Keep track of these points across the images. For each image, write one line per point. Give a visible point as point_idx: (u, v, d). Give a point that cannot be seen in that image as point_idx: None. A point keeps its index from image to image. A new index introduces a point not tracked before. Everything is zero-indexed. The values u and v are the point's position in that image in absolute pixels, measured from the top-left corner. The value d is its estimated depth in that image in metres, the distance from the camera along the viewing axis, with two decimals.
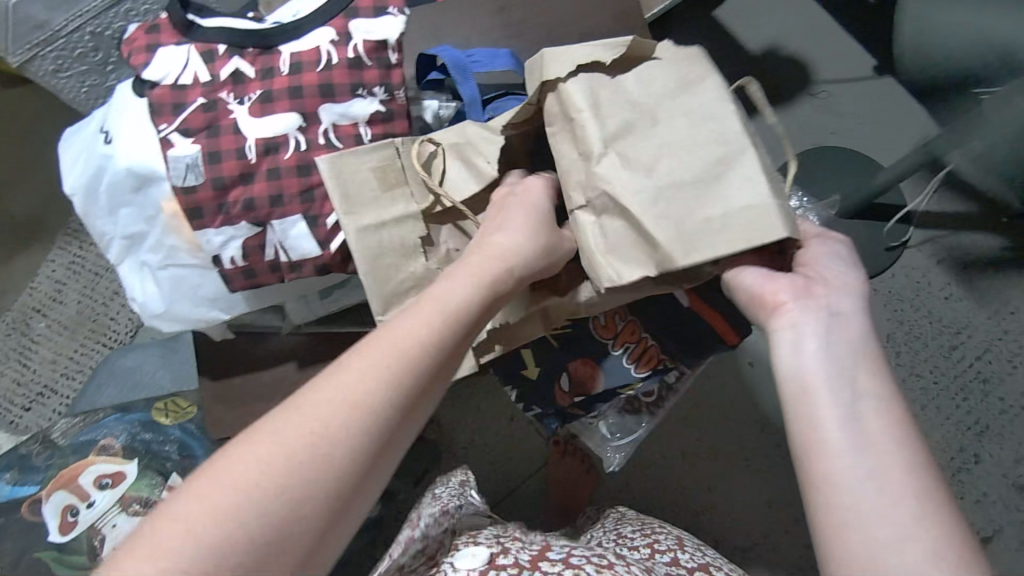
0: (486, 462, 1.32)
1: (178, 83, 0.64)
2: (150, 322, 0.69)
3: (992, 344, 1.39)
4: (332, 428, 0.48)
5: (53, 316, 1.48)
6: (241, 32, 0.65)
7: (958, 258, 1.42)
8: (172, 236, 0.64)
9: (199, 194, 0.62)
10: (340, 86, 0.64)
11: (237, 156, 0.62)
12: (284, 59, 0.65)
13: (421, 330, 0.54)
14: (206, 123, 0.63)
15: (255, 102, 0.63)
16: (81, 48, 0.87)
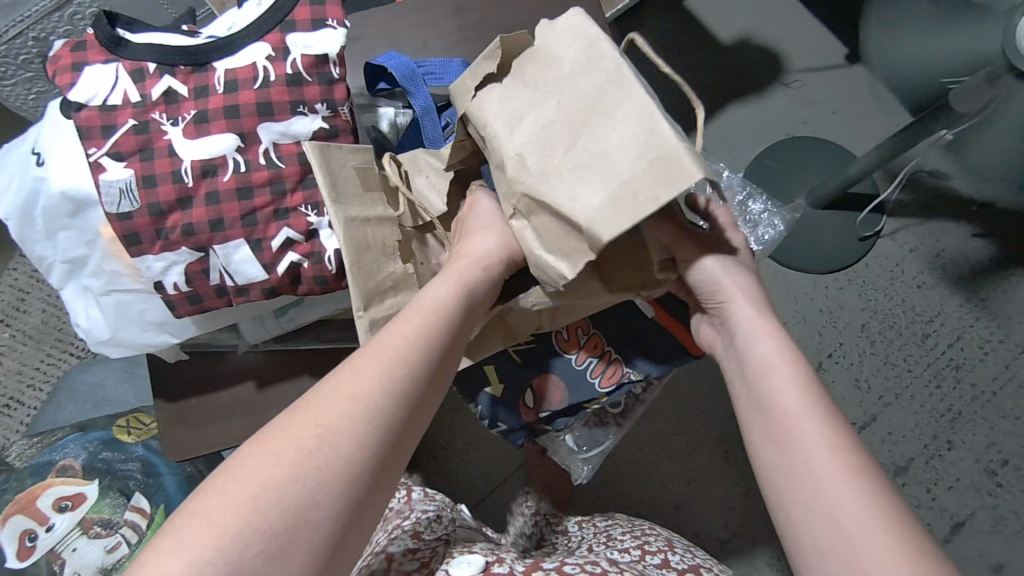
0: (465, 464, 1.32)
1: (106, 104, 0.61)
2: (97, 349, 0.68)
3: (963, 332, 1.41)
4: (343, 424, 0.47)
5: (16, 325, 1.44)
6: (170, 50, 0.62)
7: (932, 245, 1.44)
8: (113, 262, 0.63)
9: (136, 221, 0.60)
10: (279, 105, 0.62)
11: (175, 181, 0.60)
12: (219, 76, 0.62)
13: (410, 330, 0.54)
14: (139, 146, 0.60)
15: (189, 123, 0.61)
16: (25, 54, 0.84)
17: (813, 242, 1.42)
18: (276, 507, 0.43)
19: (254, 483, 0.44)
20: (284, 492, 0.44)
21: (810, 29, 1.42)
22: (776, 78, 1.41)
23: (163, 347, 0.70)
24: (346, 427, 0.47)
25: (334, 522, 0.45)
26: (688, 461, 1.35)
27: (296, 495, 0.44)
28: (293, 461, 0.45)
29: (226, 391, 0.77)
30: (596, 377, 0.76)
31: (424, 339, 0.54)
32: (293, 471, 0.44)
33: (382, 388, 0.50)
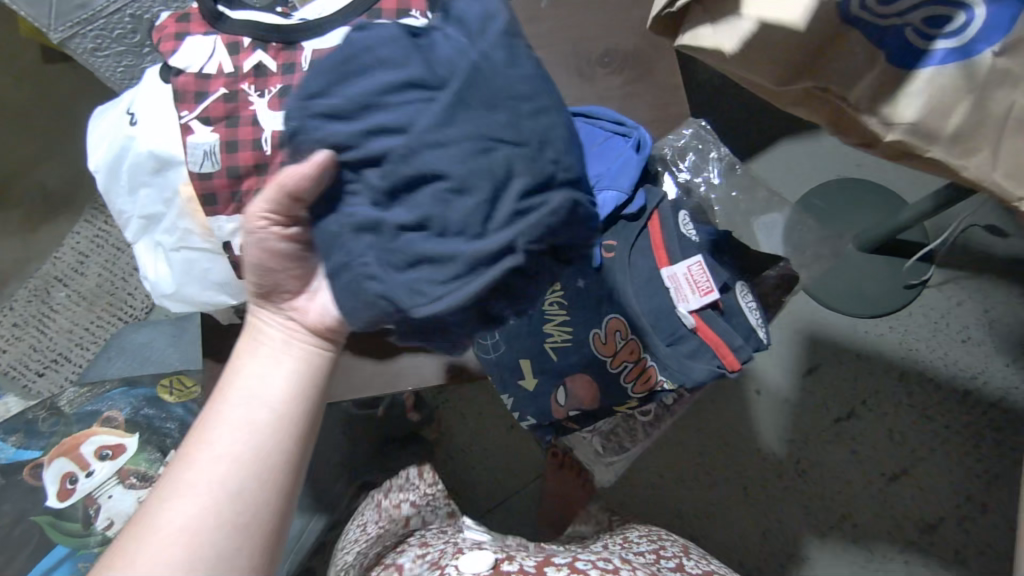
0: (483, 466, 1.35)
1: (201, 72, 0.65)
2: (160, 302, 0.72)
3: (1010, 390, 1.36)
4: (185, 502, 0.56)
5: (73, 285, 1.52)
6: (264, 26, 0.66)
7: (983, 295, 1.40)
8: (186, 220, 0.66)
9: (215, 181, 0.64)
10: None
11: (253, 148, 0.63)
12: (305, 56, 0.65)
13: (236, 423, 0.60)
14: (226, 114, 0.64)
15: (273, 96, 0.64)
16: (121, 30, 0.92)
17: (857, 285, 1.40)
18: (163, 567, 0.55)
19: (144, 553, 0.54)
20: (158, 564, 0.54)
21: None
22: None
23: (222, 308, 0.73)
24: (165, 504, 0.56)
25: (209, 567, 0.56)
26: (709, 490, 1.35)
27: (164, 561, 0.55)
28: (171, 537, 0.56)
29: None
30: (629, 382, 0.77)
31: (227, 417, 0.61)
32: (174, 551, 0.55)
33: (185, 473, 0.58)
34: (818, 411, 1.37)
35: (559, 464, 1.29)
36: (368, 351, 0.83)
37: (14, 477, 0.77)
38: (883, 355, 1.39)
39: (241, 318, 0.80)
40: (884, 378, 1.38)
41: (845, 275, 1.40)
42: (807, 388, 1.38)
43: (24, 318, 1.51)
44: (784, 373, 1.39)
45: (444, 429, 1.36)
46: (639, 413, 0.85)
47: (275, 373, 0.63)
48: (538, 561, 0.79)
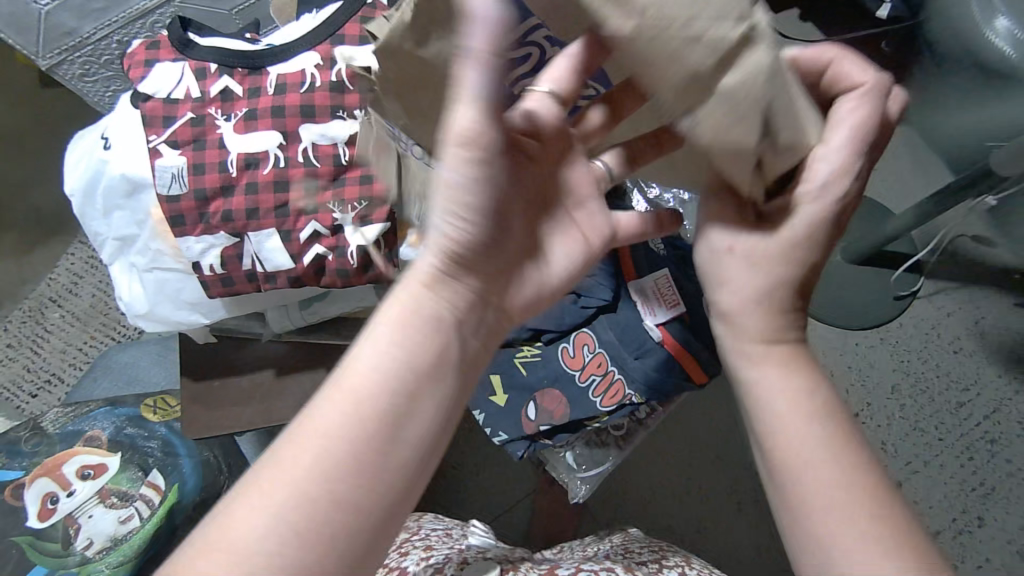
0: (475, 483, 1.36)
1: (169, 98, 0.66)
2: (134, 321, 0.73)
3: (1002, 402, 1.36)
4: (335, 476, 0.47)
5: (67, 306, 1.54)
6: (230, 52, 0.68)
7: (972, 307, 1.41)
8: (158, 242, 0.67)
9: (183, 204, 0.65)
10: (322, 108, 0.66)
11: (219, 170, 0.65)
12: (270, 80, 0.67)
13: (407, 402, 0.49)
14: (193, 137, 0.66)
15: (240, 120, 0.66)
16: (107, 56, 0.94)
17: (847, 298, 1.40)
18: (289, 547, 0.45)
19: (272, 519, 0.45)
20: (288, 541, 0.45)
21: None
22: None
23: (195, 328, 0.74)
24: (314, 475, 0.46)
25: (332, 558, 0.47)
26: (702, 505, 1.35)
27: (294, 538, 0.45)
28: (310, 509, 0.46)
29: (250, 377, 0.82)
30: (596, 396, 0.78)
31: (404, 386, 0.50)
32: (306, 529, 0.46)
33: (350, 448, 0.47)
34: None
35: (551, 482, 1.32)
36: None
37: None
38: (874, 367, 1.39)
39: (217, 337, 0.81)
40: (878, 391, 1.37)
41: (834, 288, 1.40)
42: None
43: (19, 339, 1.52)
44: None
45: None
46: (611, 426, 0.85)
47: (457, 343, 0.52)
48: (543, 572, 0.82)
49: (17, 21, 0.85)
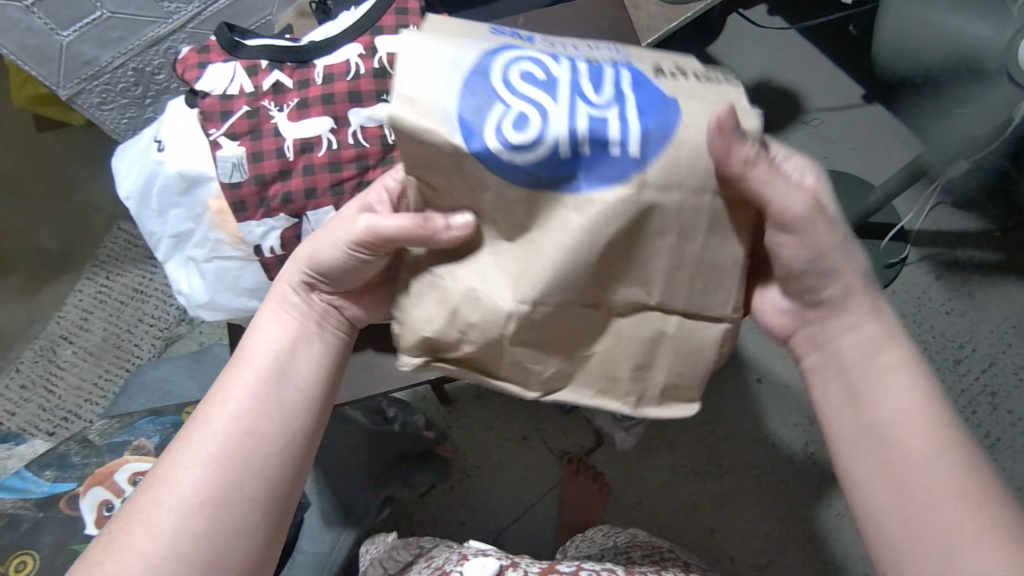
0: (501, 479, 1.39)
1: (225, 93, 0.72)
2: (195, 312, 0.79)
3: (997, 355, 1.43)
4: (236, 469, 0.60)
5: (79, 342, 1.55)
6: (280, 49, 0.73)
7: (960, 267, 1.48)
8: (217, 232, 0.74)
9: (243, 189, 0.72)
10: (366, 92, 0.71)
11: (277, 156, 0.71)
12: (318, 71, 0.72)
13: (283, 405, 0.64)
14: (250, 128, 0.72)
15: (292, 109, 0.71)
16: (124, 83, 0.99)
17: None
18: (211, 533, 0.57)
19: (187, 510, 0.57)
20: (208, 527, 0.57)
21: (829, 73, 1.58)
22: (795, 117, 1.56)
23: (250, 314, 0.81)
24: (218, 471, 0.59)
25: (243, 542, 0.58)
26: (723, 480, 1.38)
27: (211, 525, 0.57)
28: (222, 497, 0.58)
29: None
30: None
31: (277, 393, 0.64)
32: (221, 513, 0.58)
33: (244, 449, 0.60)
34: None
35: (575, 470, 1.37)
36: (388, 347, 0.88)
37: (50, 511, 0.77)
38: None
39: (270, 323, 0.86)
40: None
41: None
42: None
43: (33, 379, 1.52)
44: (780, 358, 1.44)
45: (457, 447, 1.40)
46: None
47: (313, 354, 0.69)
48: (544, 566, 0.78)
49: (41, 56, 0.89)
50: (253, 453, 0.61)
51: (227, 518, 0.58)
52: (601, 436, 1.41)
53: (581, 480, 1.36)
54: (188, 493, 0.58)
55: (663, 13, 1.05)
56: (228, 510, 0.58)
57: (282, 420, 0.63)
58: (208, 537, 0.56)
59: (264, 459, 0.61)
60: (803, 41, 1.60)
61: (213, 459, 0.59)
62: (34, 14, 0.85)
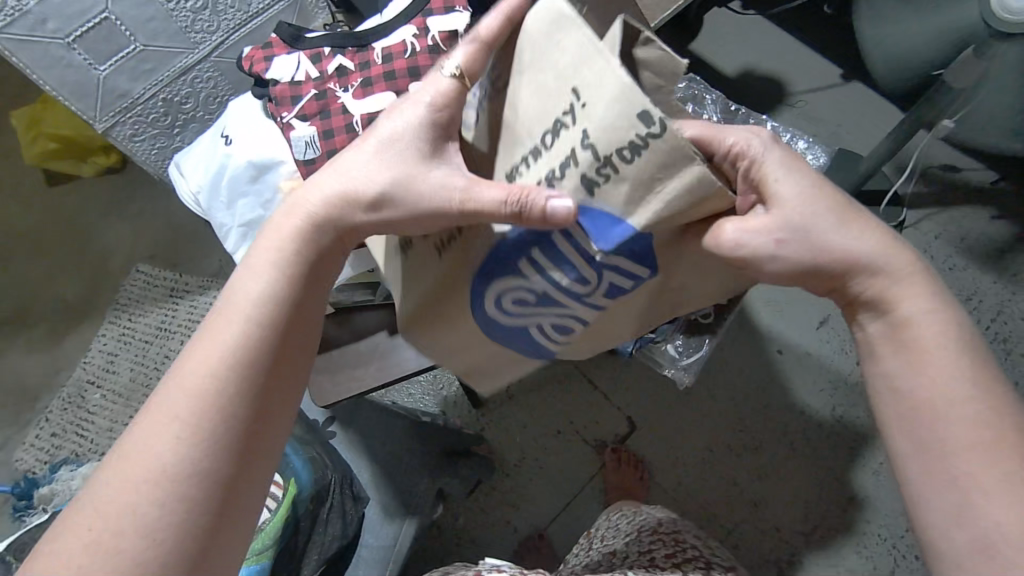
0: (543, 472, 1.40)
1: (294, 82, 0.76)
2: None
3: (1004, 304, 1.48)
4: (221, 391, 0.53)
5: (107, 385, 1.55)
6: (340, 35, 0.76)
7: (957, 224, 1.54)
8: (289, 211, 0.75)
9: (318, 163, 0.73)
10: (425, 66, 0.73)
11: (348, 131, 0.72)
12: (377, 53, 0.74)
13: (262, 315, 0.56)
14: (320, 109, 0.74)
15: (357, 88, 0.73)
16: (156, 114, 1.05)
17: None
18: (199, 464, 0.50)
19: (163, 446, 0.50)
20: (196, 456, 0.50)
21: (808, 58, 1.67)
22: (781, 100, 1.64)
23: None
24: (202, 399, 0.52)
25: (243, 465, 0.53)
26: (758, 453, 1.40)
27: (201, 456, 0.51)
28: (209, 424, 0.52)
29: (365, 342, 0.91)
30: None
31: (256, 307, 0.56)
32: (211, 439, 0.51)
33: (230, 371, 0.54)
34: (840, 357, 1.45)
35: (620, 459, 1.39)
36: None
37: None
38: None
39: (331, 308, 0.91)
40: None
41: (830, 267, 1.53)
42: (824, 339, 1.47)
43: (63, 426, 1.52)
44: (798, 328, 1.48)
45: (494, 447, 1.41)
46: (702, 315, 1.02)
47: (285, 251, 0.59)
48: None
49: (80, 89, 0.95)
50: (229, 411, 0.53)
51: (212, 445, 0.51)
52: (633, 422, 1.43)
53: (623, 466, 1.38)
54: (154, 452, 0.50)
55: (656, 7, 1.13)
56: (195, 471, 0.50)
57: (263, 335, 0.56)
58: (203, 472, 0.50)
59: (243, 421, 0.53)
60: (780, 31, 1.70)
61: (186, 412, 0.51)
62: (75, 51, 0.91)
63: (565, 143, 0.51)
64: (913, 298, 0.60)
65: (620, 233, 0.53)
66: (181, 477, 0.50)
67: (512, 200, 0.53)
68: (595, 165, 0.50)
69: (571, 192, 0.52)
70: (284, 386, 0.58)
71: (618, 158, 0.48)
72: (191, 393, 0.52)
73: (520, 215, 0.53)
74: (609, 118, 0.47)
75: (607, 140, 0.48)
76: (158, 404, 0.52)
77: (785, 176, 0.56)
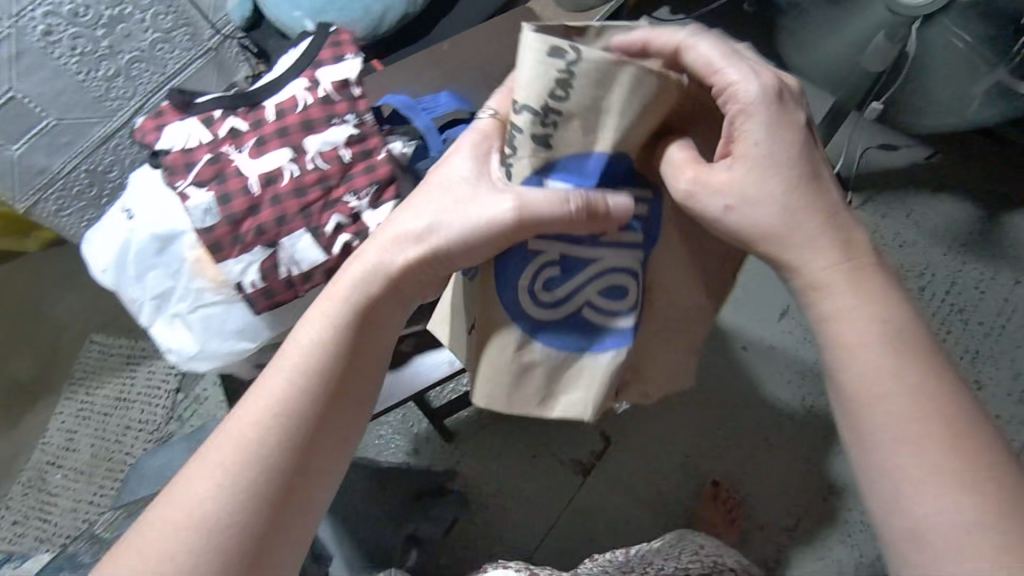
0: (523, 498, 1.38)
1: (186, 148, 0.76)
2: (189, 365, 0.81)
3: (955, 276, 1.50)
4: (281, 443, 0.58)
5: (67, 464, 1.50)
6: (231, 97, 0.77)
7: (901, 201, 1.57)
8: (198, 281, 0.75)
9: (218, 231, 0.73)
10: (318, 119, 0.75)
11: (244, 194, 0.73)
12: (269, 110, 0.76)
13: (320, 366, 0.61)
14: (214, 173, 0.73)
15: (251, 148, 0.75)
16: (78, 187, 1.03)
17: None
18: (252, 507, 0.55)
19: (222, 485, 0.55)
20: (251, 499, 0.56)
21: None
22: None
23: (244, 357, 0.82)
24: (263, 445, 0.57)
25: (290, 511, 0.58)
26: (736, 455, 1.40)
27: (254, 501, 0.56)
28: (267, 469, 0.57)
29: None
30: None
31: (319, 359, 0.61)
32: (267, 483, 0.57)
33: (289, 422, 0.59)
34: (802, 347, 1.46)
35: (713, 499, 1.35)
36: None
37: None
38: None
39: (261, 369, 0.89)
40: None
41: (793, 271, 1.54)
42: (786, 331, 1.47)
43: (24, 512, 1.47)
44: (759, 323, 1.48)
45: (471, 480, 1.39)
46: None
47: (349, 300, 0.64)
48: None
49: None
50: (273, 466, 0.57)
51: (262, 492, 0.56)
52: (608, 438, 1.41)
53: (715, 504, 1.34)
54: (207, 487, 0.56)
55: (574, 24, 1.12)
56: (237, 524, 0.55)
57: (319, 390, 0.61)
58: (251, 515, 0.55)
59: (286, 476, 0.57)
60: (709, 31, 1.72)
61: (231, 466, 0.56)
62: None
63: (522, 124, 0.62)
64: (833, 302, 0.59)
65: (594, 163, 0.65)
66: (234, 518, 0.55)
67: (571, 203, 0.63)
68: (540, 120, 0.62)
69: (532, 154, 0.65)
70: (338, 435, 0.62)
71: (553, 99, 0.60)
72: (257, 437, 0.57)
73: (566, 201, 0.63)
74: (535, 74, 0.59)
75: (535, 94, 0.60)
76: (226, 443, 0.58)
77: (763, 138, 0.60)
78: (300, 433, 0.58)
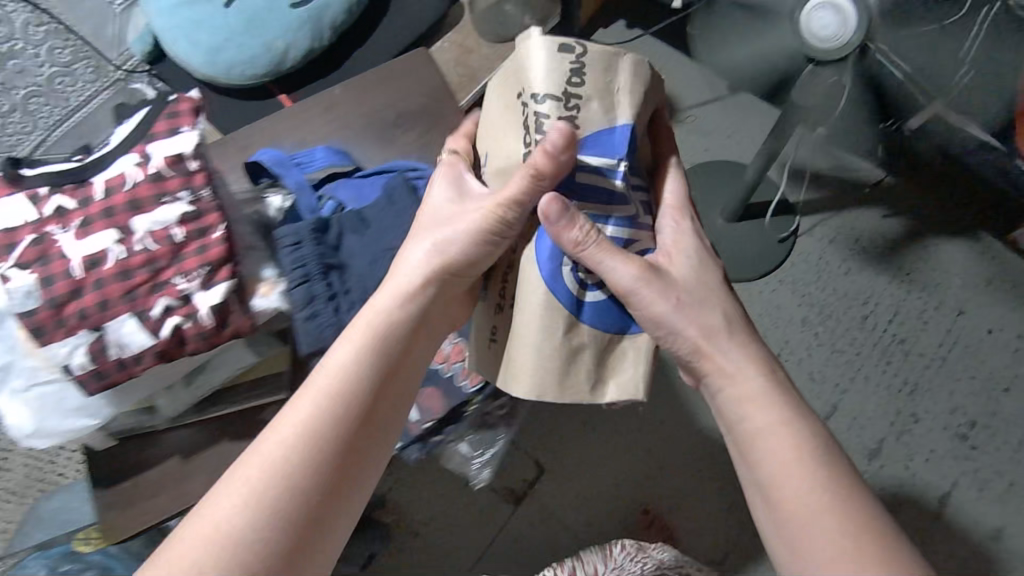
0: (452, 526, 1.38)
1: (9, 229, 0.75)
2: (25, 442, 0.80)
3: (898, 305, 1.48)
4: (321, 447, 0.69)
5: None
6: (62, 176, 0.79)
7: (852, 226, 1.52)
8: (29, 359, 0.75)
9: (39, 313, 0.72)
10: (146, 198, 0.75)
11: (67, 277, 0.73)
12: (98, 188, 0.77)
13: (351, 384, 0.72)
14: (38, 255, 0.74)
15: (77, 229, 0.75)
16: None
17: (739, 253, 1.50)
18: (293, 505, 0.66)
19: (265, 487, 0.66)
20: (292, 498, 0.66)
21: (693, 71, 1.65)
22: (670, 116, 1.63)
23: (88, 433, 0.82)
24: (304, 452, 0.68)
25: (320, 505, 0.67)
26: (668, 482, 1.39)
27: (296, 499, 0.66)
28: (306, 472, 0.67)
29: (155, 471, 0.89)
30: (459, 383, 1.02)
31: (358, 378, 0.73)
32: (305, 485, 0.67)
33: (331, 431, 0.70)
34: None
35: (649, 526, 1.36)
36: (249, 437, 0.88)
37: None
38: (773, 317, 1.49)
39: (117, 438, 0.88)
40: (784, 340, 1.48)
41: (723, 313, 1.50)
42: None
43: None
44: None
45: (402, 506, 1.39)
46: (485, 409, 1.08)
47: (378, 323, 0.75)
48: None
49: None
50: (314, 463, 0.68)
51: (296, 491, 0.66)
52: (541, 467, 1.40)
53: (649, 531, 1.36)
54: (249, 491, 0.65)
55: (496, 53, 1.06)
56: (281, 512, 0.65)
57: (347, 404, 0.71)
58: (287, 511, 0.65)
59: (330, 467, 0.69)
60: (665, 45, 1.68)
61: (270, 471, 0.66)
62: None
63: (531, 116, 0.75)
64: None
65: (620, 135, 0.75)
66: (273, 516, 0.65)
67: (528, 172, 0.72)
68: (563, 105, 0.74)
69: (557, 131, 0.74)
70: (371, 439, 0.73)
71: (571, 85, 0.74)
72: (302, 444, 0.68)
73: (534, 175, 0.72)
74: (546, 66, 0.73)
75: (551, 83, 0.73)
76: (264, 448, 0.68)
77: (675, 187, 0.85)
78: (338, 441, 0.70)
